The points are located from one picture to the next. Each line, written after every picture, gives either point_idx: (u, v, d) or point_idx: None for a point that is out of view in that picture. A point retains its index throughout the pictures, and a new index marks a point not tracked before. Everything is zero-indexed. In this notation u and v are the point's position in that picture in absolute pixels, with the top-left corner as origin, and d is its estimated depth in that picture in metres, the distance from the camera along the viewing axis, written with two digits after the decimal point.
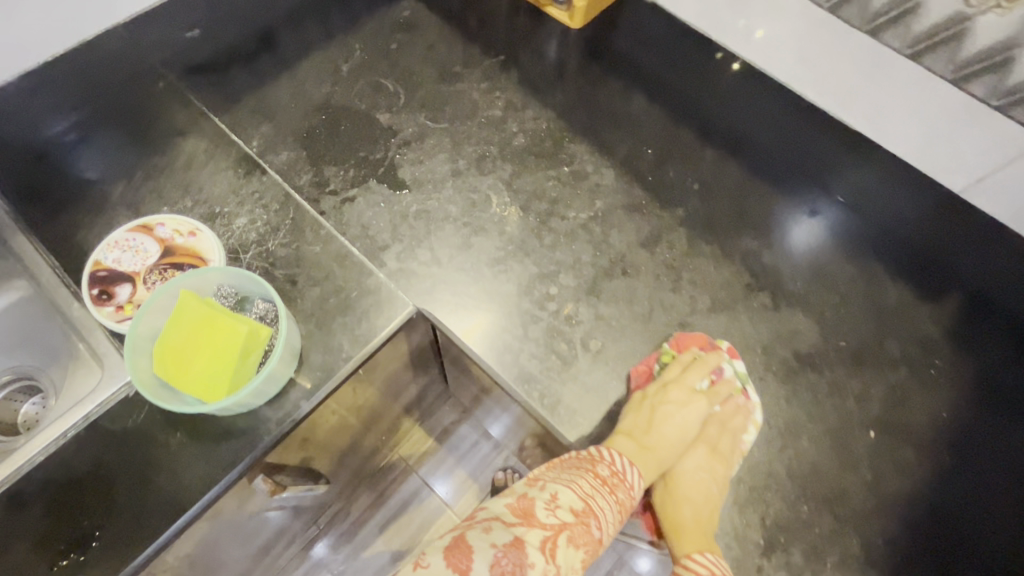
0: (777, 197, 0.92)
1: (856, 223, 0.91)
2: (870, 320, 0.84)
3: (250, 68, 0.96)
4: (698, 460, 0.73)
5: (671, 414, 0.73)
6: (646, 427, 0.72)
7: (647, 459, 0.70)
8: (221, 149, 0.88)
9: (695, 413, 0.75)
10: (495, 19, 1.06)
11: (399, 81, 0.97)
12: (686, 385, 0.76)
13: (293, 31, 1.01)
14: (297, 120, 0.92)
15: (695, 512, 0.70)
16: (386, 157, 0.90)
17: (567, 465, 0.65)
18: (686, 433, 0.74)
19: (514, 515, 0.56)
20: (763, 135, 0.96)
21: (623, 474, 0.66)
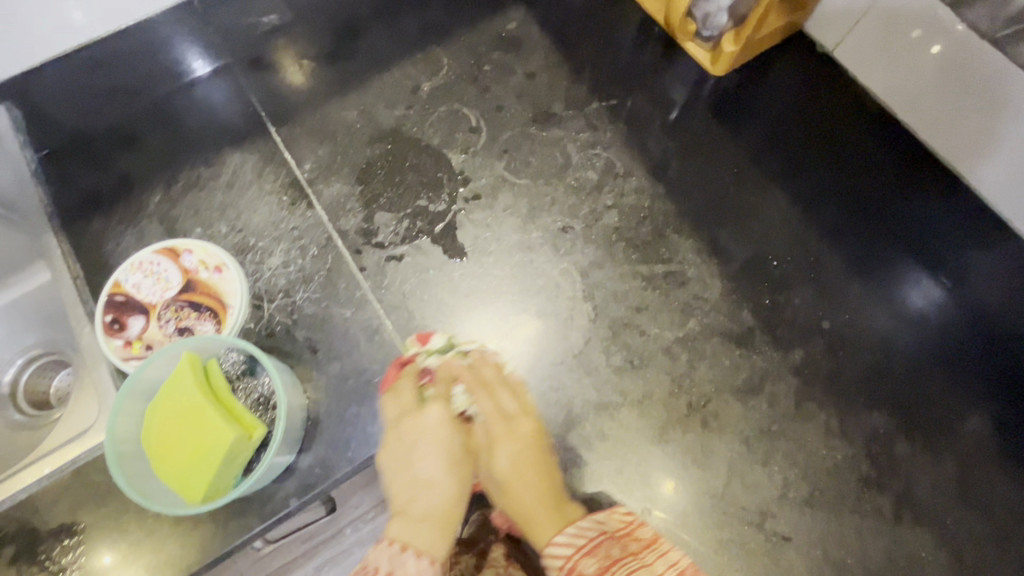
0: (891, 300, 0.73)
1: (1012, 380, 0.69)
2: (1003, 510, 0.64)
3: (322, 71, 0.84)
4: (423, 474, 0.58)
5: (394, 440, 0.59)
6: (409, 503, 0.57)
7: (410, 513, 0.55)
8: (271, 169, 0.78)
9: (432, 421, 0.60)
10: (617, 50, 0.86)
11: (483, 114, 0.81)
12: (416, 408, 0.61)
13: (379, 30, 0.86)
14: (359, 147, 0.79)
15: (529, 475, 0.60)
16: (448, 210, 0.76)
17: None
18: (434, 453, 0.59)
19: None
20: (920, 246, 0.75)
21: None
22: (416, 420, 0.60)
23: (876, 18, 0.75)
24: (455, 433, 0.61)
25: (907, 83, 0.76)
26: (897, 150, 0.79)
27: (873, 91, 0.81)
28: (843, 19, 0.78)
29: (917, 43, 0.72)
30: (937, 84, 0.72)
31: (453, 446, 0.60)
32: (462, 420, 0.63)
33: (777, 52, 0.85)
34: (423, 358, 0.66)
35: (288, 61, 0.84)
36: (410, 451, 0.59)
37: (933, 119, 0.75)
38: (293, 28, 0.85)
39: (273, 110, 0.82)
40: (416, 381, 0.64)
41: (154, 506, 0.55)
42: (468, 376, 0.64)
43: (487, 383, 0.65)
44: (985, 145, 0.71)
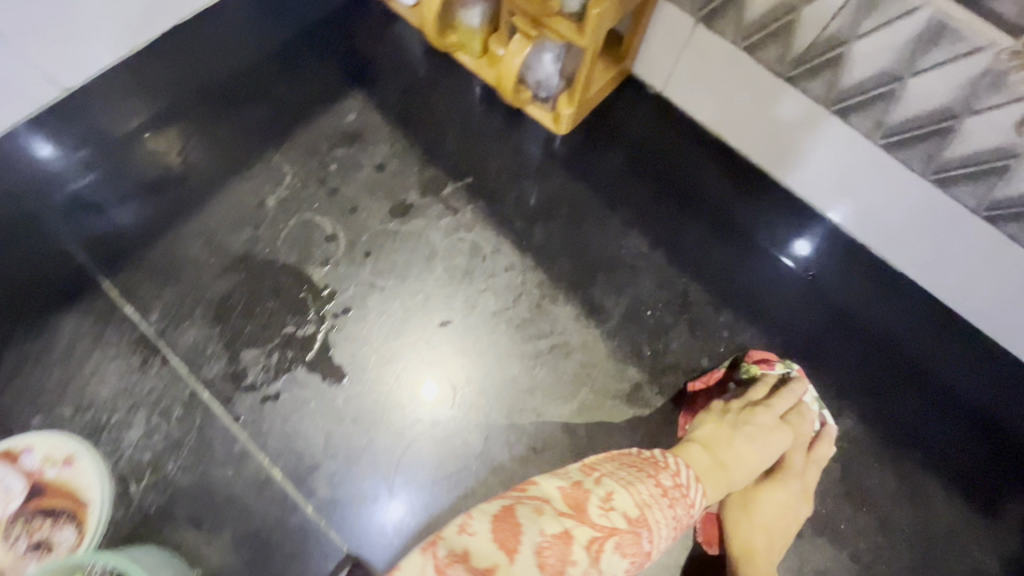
0: (752, 314, 0.78)
1: (866, 367, 0.75)
2: (883, 498, 0.70)
3: (153, 203, 0.77)
4: (757, 461, 0.65)
5: (723, 439, 0.65)
6: (726, 442, 0.65)
7: (722, 477, 0.62)
8: (112, 329, 0.70)
9: (775, 454, 0.66)
10: (464, 124, 0.86)
11: (338, 219, 0.78)
12: (750, 413, 0.68)
13: (210, 147, 0.81)
14: (209, 282, 0.73)
15: (775, 538, 0.66)
16: (318, 330, 0.72)
17: (625, 461, 0.57)
18: (759, 465, 0.65)
19: (565, 504, 0.51)
20: (771, 259, 0.80)
21: (688, 488, 0.57)
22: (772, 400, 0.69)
23: (691, 49, 0.78)
24: (783, 474, 0.67)
25: (729, 106, 0.80)
26: (728, 168, 0.84)
27: (702, 117, 0.85)
28: (664, 59, 0.82)
29: (736, 65, 0.74)
30: (751, 110, 0.78)
31: (757, 429, 0.66)
32: (805, 443, 0.69)
33: (616, 97, 0.88)
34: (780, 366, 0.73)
35: (113, 197, 0.77)
36: (756, 443, 0.65)
37: (759, 134, 0.79)
38: (136, 141, 0.80)
39: (101, 257, 0.74)
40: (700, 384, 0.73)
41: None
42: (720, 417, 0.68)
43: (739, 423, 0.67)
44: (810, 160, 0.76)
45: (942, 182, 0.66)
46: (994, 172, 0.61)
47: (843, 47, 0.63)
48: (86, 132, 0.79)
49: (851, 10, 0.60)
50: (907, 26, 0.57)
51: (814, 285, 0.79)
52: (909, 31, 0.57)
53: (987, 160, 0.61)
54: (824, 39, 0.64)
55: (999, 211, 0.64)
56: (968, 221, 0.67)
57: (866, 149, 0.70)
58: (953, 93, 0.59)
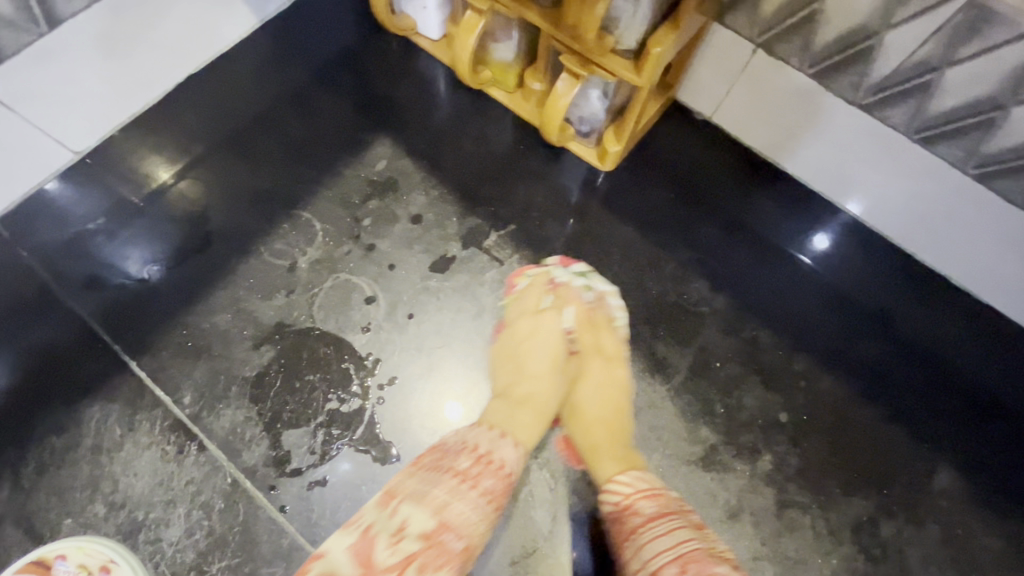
0: (832, 361, 0.71)
1: (961, 415, 0.69)
2: (989, 561, 0.64)
3: (177, 271, 0.72)
4: (541, 360, 0.66)
5: (521, 339, 0.67)
6: (516, 375, 0.66)
7: (515, 393, 0.64)
8: (142, 415, 0.65)
9: (546, 334, 0.67)
10: (501, 165, 0.80)
11: (375, 278, 0.72)
12: (540, 310, 0.68)
13: (233, 206, 0.76)
14: (243, 357, 0.68)
15: (609, 411, 0.65)
16: (363, 405, 0.67)
17: (430, 463, 0.56)
18: (549, 350, 0.67)
19: (354, 566, 0.48)
20: (839, 298, 0.73)
21: (490, 455, 0.58)
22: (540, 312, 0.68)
23: (753, 74, 0.72)
24: (592, 364, 0.67)
25: (789, 132, 0.74)
26: (794, 198, 0.77)
27: (752, 143, 0.78)
28: (714, 84, 0.76)
29: (806, 90, 0.70)
30: (818, 136, 0.73)
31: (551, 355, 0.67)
32: (589, 310, 0.69)
33: (661, 127, 0.81)
34: (521, 280, 0.71)
35: (134, 267, 0.72)
36: (531, 356, 0.66)
37: (823, 161, 0.74)
38: (158, 201, 0.75)
39: (126, 335, 0.69)
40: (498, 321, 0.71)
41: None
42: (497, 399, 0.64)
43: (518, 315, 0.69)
44: (886, 188, 0.71)
45: None
46: None
47: (931, 73, 0.57)
48: (98, 197, 0.74)
49: (944, 37, 0.54)
50: (1015, 53, 0.51)
51: (869, 314, 0.73)
52: (1015, 59, 0.51)
53: None
54: (912, 66, 0.58)
55: None
56: None
57: (955, 177, 0.68)
58: None
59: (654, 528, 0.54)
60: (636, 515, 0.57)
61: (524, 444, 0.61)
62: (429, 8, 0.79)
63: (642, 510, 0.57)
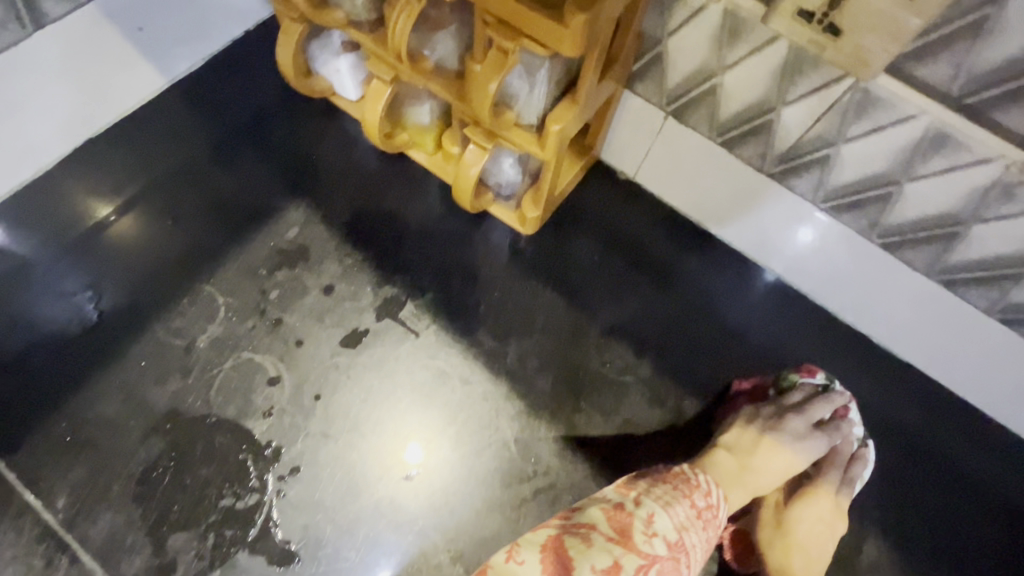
0: None
1: (886, 481, 0.67)
2: None
3: (59, 355, 0.66)
4: (784, 469, 0.61)
5: (749, 429, 0.63)
6: (751, 448, 0.61)
7: (749, 482, 0.59)
8: (9, 525, 0.59)
9: (812, 451, 0.62)
10: (421, 229, 0.78)
11: (282, 358, 0.68)
12: (780, 420, 0.63)
13: (127, 281, 0.71)
14: (129, 451, 0.62)
15: (815, 547, 0.61)
16: (261, 501, 0.62)
17: (661, 477, 0.54)
18: (796, 467, 0.61)
19: (611, 528, 0.47)
20: (763, 358, 0.72)
21: (716, 504, 0.53)
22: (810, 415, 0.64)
23: (666, 139, 0.71)
24: (812, 492, 0.63)
25: (707, 194, 0.73)
26: (716, 257, 0.75)
27: (675, 201, 0.77)
28: (634, 149, 0.76)
29: (714, 158, 0.69)
30: (733, 200, 0.71)
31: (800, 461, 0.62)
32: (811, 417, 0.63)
33: (583, 188, 0.80)
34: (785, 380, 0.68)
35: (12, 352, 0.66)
36: (779, 453, 0.61)
37: (743, 223, 0.72)
38: (80, 252, 0.71)
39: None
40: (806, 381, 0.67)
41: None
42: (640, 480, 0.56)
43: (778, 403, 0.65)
44: (803, 253, 0.70)
45: (949, 284, 0.63)
46: (1004, 277, 0.58)
47: (830, 148, 0.57)
48: (16, 247, 0.70)
49: (836, 114, 0.54)
50: (903, 132, 0.51)
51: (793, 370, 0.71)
52: (903, 137, 0.52)
53: (993, 271, 0.58)
54: (810, 139, 0.58)
55: (1011, 314, 0.62)
56: (977, 320, 0.65)
57: (864, 248, 0.66)
58: (956, 201, 0.54)
59: None
60: None
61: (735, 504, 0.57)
62: (344, 70, 0.77)
63: None
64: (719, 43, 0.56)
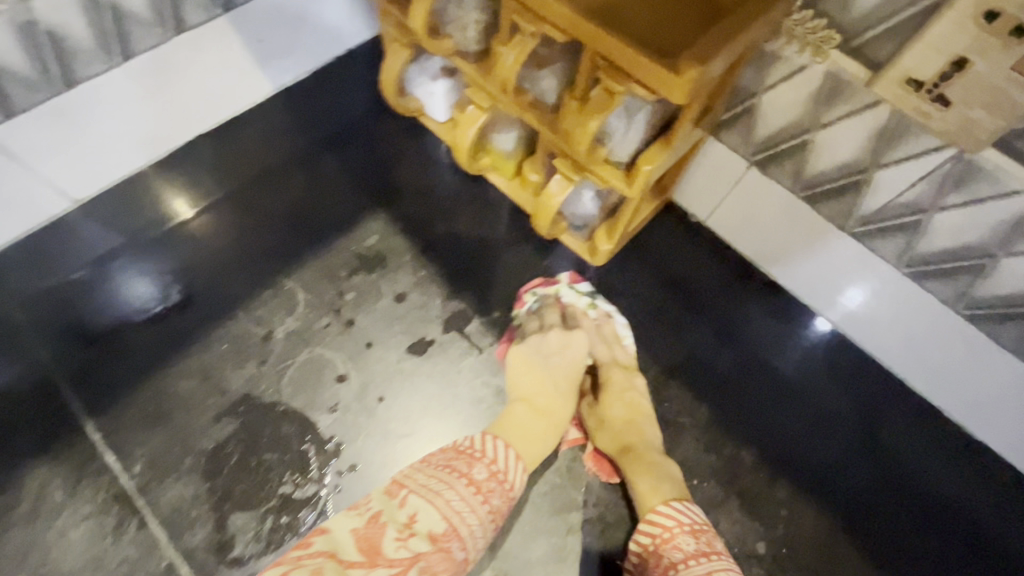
0: (810, 490, 0.68)
1: (946, 561, 0.65)
2: None
3: (150, 328, 0.71)
4: (555, 376, 0.68)
5: (541, 339, 0.70)
6: (538, 391, 0.67)
7: (535, 406, 0.67)
8: (89, 482, 0.62)
9: (580, 351, 0.70)
10: (491, 248, 0.81)
11: (351, 357, 0.71)
12: (566, 328, 0.72)
13: (219, 267, 0.75)
14: (201, 428, 0.66)
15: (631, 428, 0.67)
16: (318, 493, 0.64)
17: (441, 462, 0.59)
18: (566, 378, 0.69)
19: (356, 551, 0.51)
20: (819, 421, 0.71)
21: (503, 473, 0.60)
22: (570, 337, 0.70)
23: (745, 191, 0.72)
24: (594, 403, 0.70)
25: (781, 248, 0.73)
26: (783, 313, 0.76)
27: (745, 251, 0.78)
28: (710, 195, 0.77)
29: (794, 214, 0.69)
30: (807, 257, 0.72)
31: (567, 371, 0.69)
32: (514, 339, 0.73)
33: (652, 227, 0.81)
34: (531, 299, 0.76)
35: (106, 321, 0.71)
36: (558, 359, 0.69)
37: (816, 279, 0.72)
38: (178, 236, 0.76)
39: (88, 391, 0.67)
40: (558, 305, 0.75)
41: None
42: (440, 453, 0.61)
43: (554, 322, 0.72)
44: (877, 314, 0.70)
45: None
46: None
47: (920, 215, 0.58)
48: (106, 234, 0.74)
49: (933, 183, 0.54)
50: (1004, 207, 0.52)
51: (846, 428, 0.71)
52: (1004, 213, 0.52)
53: None
54: (901, 205, 0.58)
55: None
56: None
57: (946, 317, 0.65)
58: None
59: (699, 567, 0.57)
60: (676, 548, 0.59)
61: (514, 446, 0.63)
62: (437, 95, 0.82)
63: (682, 546, 0.59)
64: (817, 103, 0.57)
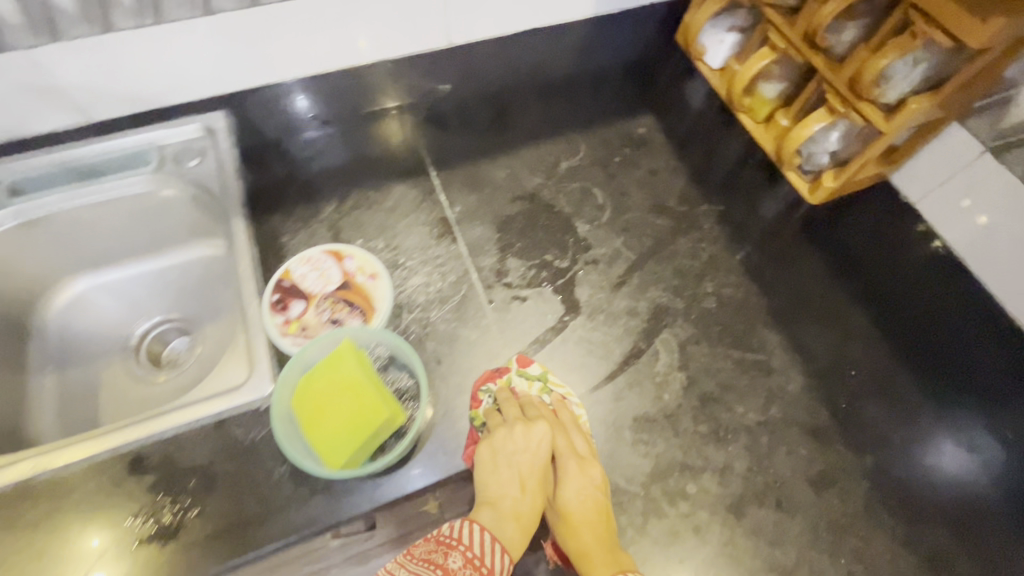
0: (952, 431, 0.78)
1: None
2: None
3: (481, 135, 1.01)
4: (518, 480, 0.70)
5: (504, 439, 0.70)
6: (489, 484, 0.68)
7: (497, 505, 0.68)
8: (427, 205, 0.91)
9: (542, 445, 0.72)
10: (727, 167, 1.02)
11: (610, 197, 0.95)
12: (526, 423, 0.73)
13: (532, 114, 1.06)
14: (502, 202, 0.93)
15: (590, 510, 0.68)
16: (571, 268, 0.87)
17: (422, 555, 0.63)
18: (531, 470, 0.71)
19: None
20: (980, 392, 0.79)
21: (480, 561, 0.63)
22: (516, 425, 0.72)
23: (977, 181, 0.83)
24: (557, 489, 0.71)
25: (988, 241, 0.82)
26: None
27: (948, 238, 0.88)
28: (928, 177, 0.89)
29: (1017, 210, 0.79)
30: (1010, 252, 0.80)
31: (525, 463, 0.71)
32: (489, 415, 0.74)
33: (867, 192, 0.97)
34: (488, 396, 0.76)
35: (455, 121, 1.03)
36: (511, 449, 0.71)
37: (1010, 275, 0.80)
38: (513, 87, 1.11)
39: (436, 156, 0.97)
40: (521, 406, 0.75)
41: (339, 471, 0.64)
42: None
43: (512, 420, 0.73)
44: None
45: None
46: None
47: None
48: (411, 82, 1.04)
49: None
50: None
51: None
52: None
53: None
54: None
55: None
56: None
57: None
58: None
59: None
60: None
61: (485, 527, 0.65)
62: (725, 43, 1.04)
63: None
64: None
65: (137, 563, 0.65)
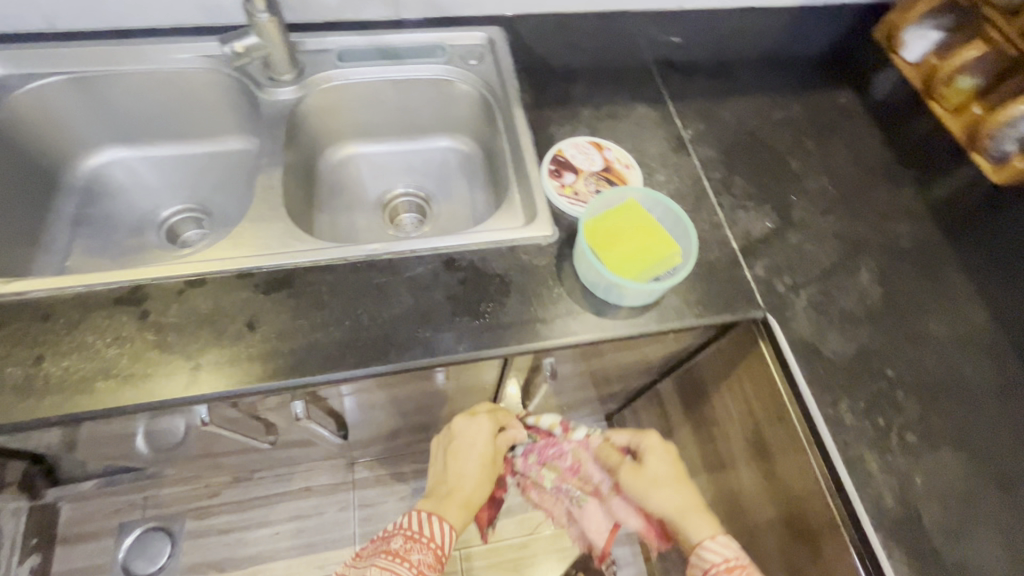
0: None
1: None
2: None
3: (704, 81, 1.19)
4: (471, 470, 0.88)
5: (465, 426, 0.91)
6: (447, 492, 0.87)
7: (452, 497, 0.86)
8: (666, 124, 1.09)
9: (483, 434, 0.90)
10: (917, 143, 1.17)
11: (817, 147, 1.11)
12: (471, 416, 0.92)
13: (745, 74, 1.23)
14: (726, 133, 1.10)
15: (676, 472, 0.88)
16: (785, 192, 1.03)
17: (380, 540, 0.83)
18: (476, 463, 0.89)
19: None
20: None
21: (420, 533, 0.82)
22: (461, 437, 0.90)
23: None
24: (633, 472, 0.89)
25: None
26: None
27: None
28: None
29: None
30: None
31: (493, 455, 0.90)
32: (455, 427, 0.92)
33: None
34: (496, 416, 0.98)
35: (682, 67, 1.21)
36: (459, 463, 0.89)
37: None
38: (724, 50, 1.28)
39: (669, 90, 1.16)
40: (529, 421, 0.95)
41: (630, 287, 0.80)
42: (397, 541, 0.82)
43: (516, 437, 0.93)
44: None
45: None
46: None
47: None
48: (651, 32, 1.23)
49: None
50: None
51: None
52: None
53: None
54: None
55: None
56: None
57: None
58: None
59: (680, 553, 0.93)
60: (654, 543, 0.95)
61: (446, 521, 0.83)
62: (927, 39, 1.18)
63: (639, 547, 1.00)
64: None
65: (453, 330, 0.83)
